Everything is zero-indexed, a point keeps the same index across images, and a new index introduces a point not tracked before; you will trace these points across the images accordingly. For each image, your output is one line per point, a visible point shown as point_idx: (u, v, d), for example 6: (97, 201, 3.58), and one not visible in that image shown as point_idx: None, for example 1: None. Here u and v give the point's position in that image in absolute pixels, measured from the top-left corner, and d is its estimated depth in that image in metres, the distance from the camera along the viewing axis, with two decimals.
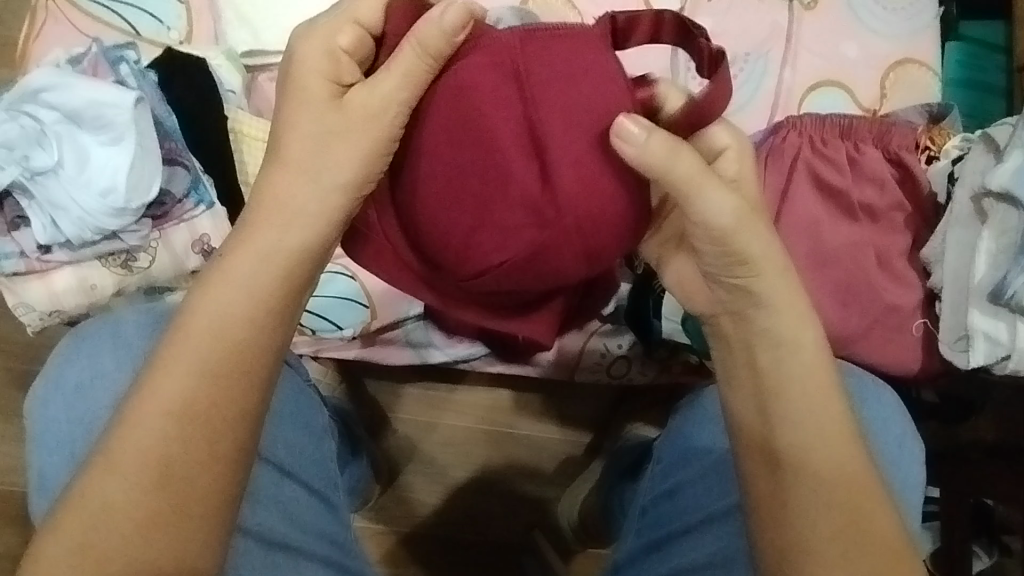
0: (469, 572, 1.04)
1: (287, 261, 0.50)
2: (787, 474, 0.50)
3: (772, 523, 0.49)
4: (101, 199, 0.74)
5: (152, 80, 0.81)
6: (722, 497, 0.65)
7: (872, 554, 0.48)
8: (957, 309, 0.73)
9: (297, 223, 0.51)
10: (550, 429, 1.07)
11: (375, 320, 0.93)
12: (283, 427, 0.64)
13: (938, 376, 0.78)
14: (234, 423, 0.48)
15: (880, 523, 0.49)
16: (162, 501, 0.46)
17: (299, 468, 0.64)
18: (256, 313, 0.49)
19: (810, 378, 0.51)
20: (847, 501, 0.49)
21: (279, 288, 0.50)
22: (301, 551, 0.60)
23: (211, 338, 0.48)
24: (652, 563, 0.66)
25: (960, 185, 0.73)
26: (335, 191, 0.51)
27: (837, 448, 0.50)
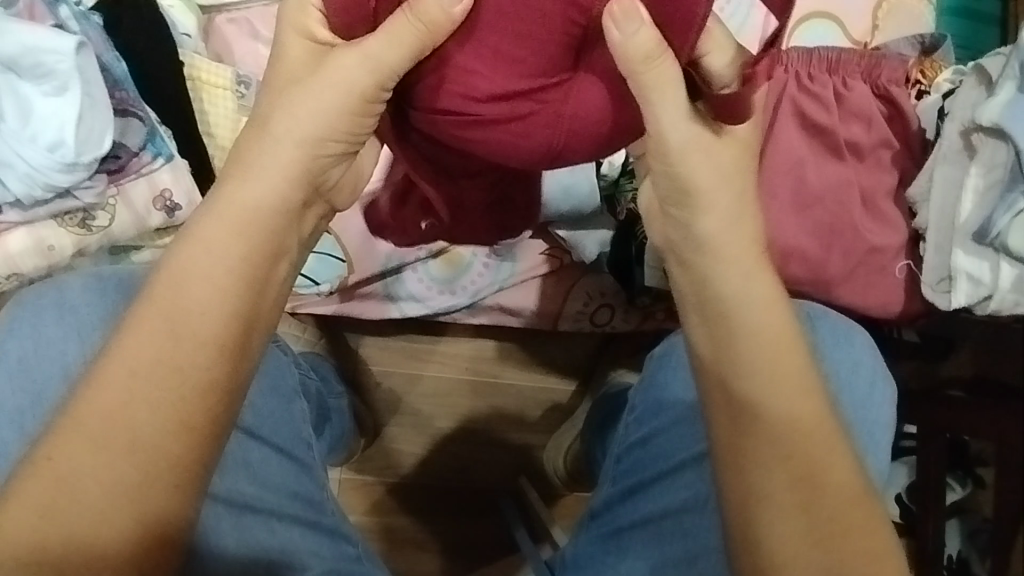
0: (456, 518, 1.06)
1: (251, 219, 0.48)
2: (746, 419, 0.49)
3: (733, 470, 0.48)
4: (50, 154, 0.70)
5: (96, 22, 0.76)
6: (693, 444, 0.65)
7: (830, 501, 0.47)
8: (941, 249, 0.71)
9: (265, 181, 0.49)
10: (534, 377, 1.07)
11: (353, 274, 0.92)
12: (259, 395, 0.64)
13: (920, 317, 0.77)
14: (202, 389, 0.45)
15: (837, 468, 0.48)
16: (128, 471, 0.44)
17: (271, 432, 0.64)
18: (226, 273, 0.47)
19: (762, 324, 0.50)
20: (801, 445, 0.48)
21: (257, 245, 0.48)
22: (272, 513, 0.61)
23: (175, 299, 0.46)
24: (625, 508, 0.66)
25: (950, 120, 0.71)
26: (299, 148, 0.50)
27: (795, 395, 0.49)
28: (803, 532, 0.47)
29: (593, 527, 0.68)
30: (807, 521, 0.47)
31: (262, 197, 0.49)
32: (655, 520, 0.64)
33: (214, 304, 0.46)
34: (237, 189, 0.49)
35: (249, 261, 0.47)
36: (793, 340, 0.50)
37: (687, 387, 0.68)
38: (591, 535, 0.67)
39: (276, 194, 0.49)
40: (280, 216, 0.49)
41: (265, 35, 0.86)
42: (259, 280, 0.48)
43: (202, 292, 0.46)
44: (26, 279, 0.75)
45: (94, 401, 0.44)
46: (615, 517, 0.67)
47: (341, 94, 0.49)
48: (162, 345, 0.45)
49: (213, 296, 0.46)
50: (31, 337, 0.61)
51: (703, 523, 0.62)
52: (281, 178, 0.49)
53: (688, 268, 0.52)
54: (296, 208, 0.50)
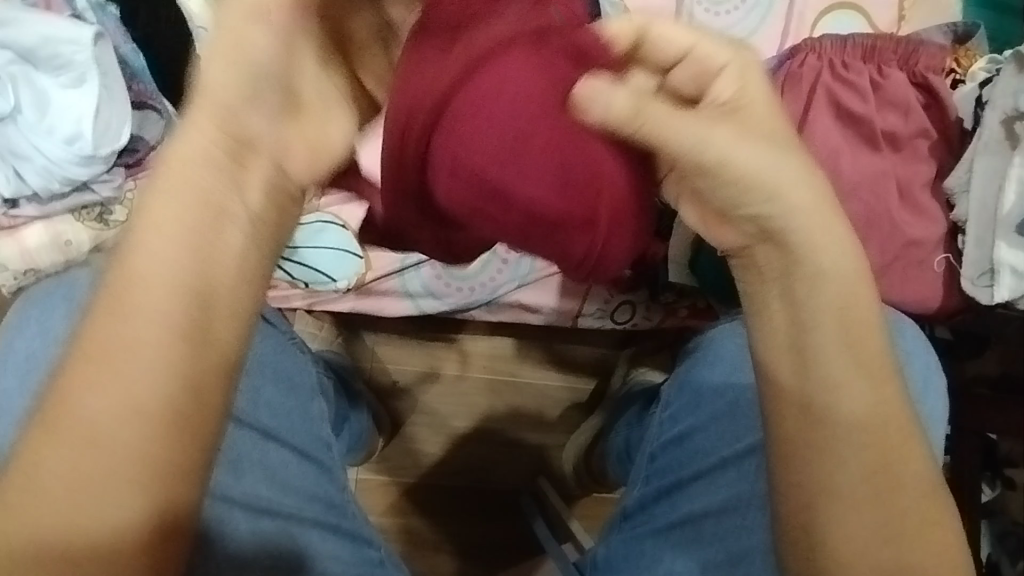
0: (476, 519, 1.04)
1: (185, 181, 0.39)
2: (820, 418, 0.46)
3: (797, 469, 0.47)
4: (68, 147, 0.69)
5: (114, 14, 0.74)
6: (734, 441, 0.63)
7: (903, 495, 0.47)
8: (983, 242, 0.69)
9: (187, 149, 0.38)
10: (554, 376, 1.05)
11: (370, 272, 0.91)
12: (271, 396, 0.62)
13: (957, 313, 0.75)
14: (183, 396, 0.40)
15: (911, 465, 0.47)
16: (100, 478, 0.39)
17: (288, 433, 0.62)
18: (165, 260, 0.39)
19: (852, 310, 0.46)
20: (876, 444, 0.47)
21: (194, 220, 0.39)
22: (292, 516, 0.59)
23: (123, 304, 0.39)
24: (661, 509, 0.64)
25: (991, 108, 0.68)
26: (225, 97, 0.38)
27: (873, 385, 0.47)
28: (872, 527, 0.46)
29: (625, 527, 0.66)
30: (878, 515, 0.46)
31: (190, 158, 0.39)
32: (693, 521, 0.62)
33: (163, 281, 0.40)
34: (157, 157, 0.39)
35: (191, 227, 0.40)
36: (876, 333, 0.47)
37: (725, 382, 0.66)
38: (622, 533, 0.66)
39: (206, 142, 0.39)
40: (213, 175, 0.39)
41: None
42: (207, 254, 0.40)
43: (147, 269, 0.40)
44: (43, 275, 0.74)
45: (63, 404, 0.39)
46: (650, 518, 0.65)
47: (282, 31, 0.39)
48: (118, 353, 0.39)
49: (158, 289, 0.39)
50: (50, 331, 0.59)
51: (750, 524, 0.60)
52: (207, 140, 0.39)
53: (777, 246, 0.46)
54: (231, 165, 0.40)
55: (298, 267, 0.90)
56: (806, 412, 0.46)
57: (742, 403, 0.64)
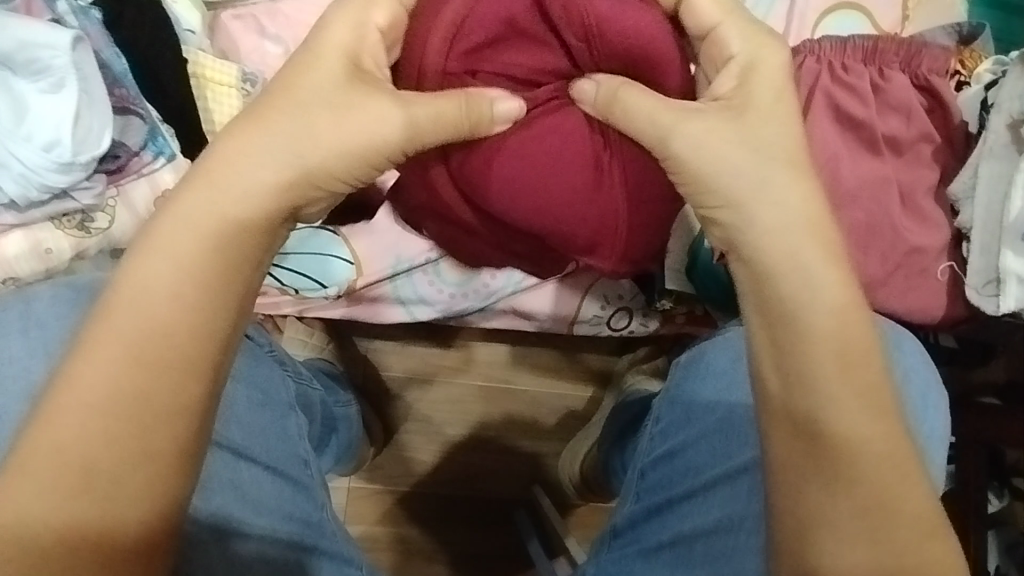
0: (469, 529, 1.02)
1: (217, 239, 0.45)
2: (814, 440, 0.46)
3: (791, 493, 0.46)
4: (46, 153, 0.67)
5: (96, 17, 0.73)
6: (728, 458, 0.61)
7: (904, 527, 0.46)
8: (988, 251, 0.67)
9: (237, 205, 0.46)
10: (549, 383, 1.03)
11: (360, 277, 0.88)
12: (242, 412, 0.60)
13: (962, 322, 0.72)
14: (175, 417, 0.43)
15: (913, 500, 0.46)
16: (89, 510, 0.41)
17: (259, 451, 0.60)
18: (189, 293, 0.44)
19: (837, 322, 0.47)
20: (874, 478, 0.46)
21: (228, 266, 0.45)
22: (264, 536, 0.57)
23: (140, 330, 0.43)
24: (651, 528, 0.63)
25: (996, 112, 0.66)
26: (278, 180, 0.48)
27: (869, 412, 0.46)
28: (868, 560, 0.45)
29: (615, 546, 0.64)
30: (878, 548, 0.45)
31: (215, 218, 0.46)
32: (683, 542, 0.60)
33: (179, 326, 0.43)
34: (211, 197, 0.46)
35: (225, 280, 0.45)
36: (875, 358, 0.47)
37: (720, 396, 0.64)
38: (611, 553, 0.64)
39: (262, 209, 0.47)
40: (262, 234, 0.47)
41: (272, 32, 0.82)
42: (233, 297, 0.45)
43: (165, 315, 0.43)
44: (23, 283, 0.73)
45: (51, 437, 0.41)
46: (640, 537, 0.63)
47: (337, 115, 0.50)
48: (122, 373, 0.42)
49: (176, 318, 0.43)
50: (25, 341, 0.58)
51: (741, 545, 0.58)
52: (237, 202, 0.46)
53: (746, 261, 0.49)
54: (274, 227, 0.48)
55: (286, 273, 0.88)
56: (800, 436, 0.46)
57: (733, 417, 0.62)
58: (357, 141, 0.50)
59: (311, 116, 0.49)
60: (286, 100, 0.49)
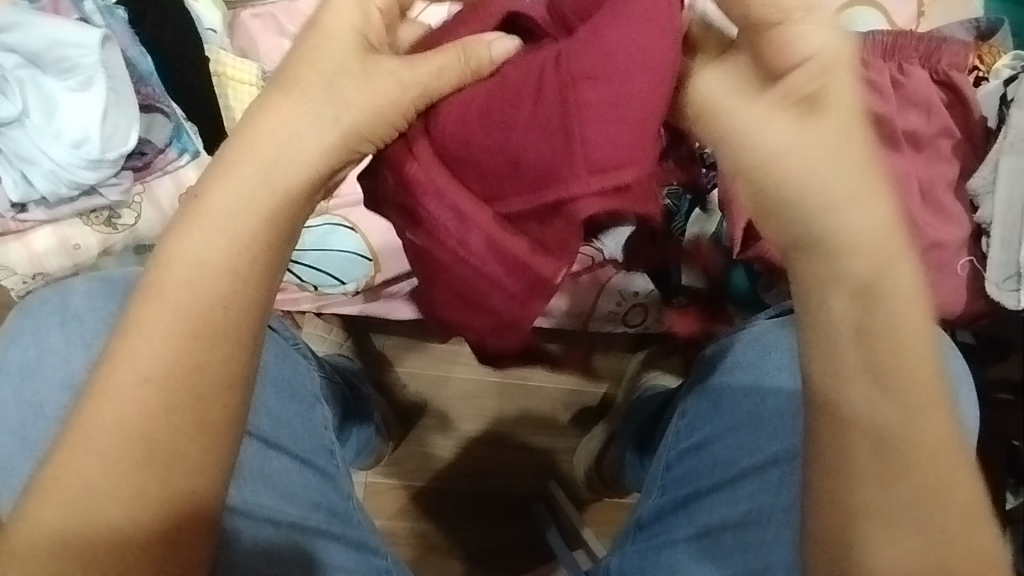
0: (485, 524, 1.03)
1: (250, 209, 0.43)
2: (865, 435, 0.43)
3: (834, 483, 0.43)
4: (75, 150, 0.68)
5: (121, 16, 0.75)
6: (757, 450, 0.62)
7: (949, 519, 0.43)
8: (1009, 245, 0.67)
9: (282, 169, 0.44)
10: (564, 379, 1.04)
11: (379, 273, 0.89)
12: (275, 402, 0.62)
13: (982, 317, 0.73)
14: (220, 388, 0.41)
15: (958, 492, 0.44)
16: (151, 487, 0.40)
17: (290, 441, 0.61)
18: (237, 262, 0.42)
19: (904, 319, 0.43)
20: (918, 468, 0.43)
21: (272, 229, 0.43)
22: (297, 525, 0.58)
23: (188, 295, 0.41)
24: (678, 520, 0.63)
25: (1017, 107, 0.67)
26: (318, 142, 0.45)
27: (922, 407, 0.43)
28: (914, 552, 0.43)
29: (641, 537, 0.65)
30: (920, 542, 0.43)
31: (252, 185, 0.43)
32: (711, 534, 0.61)
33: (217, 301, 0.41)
34: (250, 153, 0.44)
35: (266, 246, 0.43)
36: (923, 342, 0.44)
37: (749, 389, 0.64)
38: (637, 544, 0.64)
39: (302, 169, 0.45)
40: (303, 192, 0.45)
41: (290, 30, 0.83)
42: (270, 264, 0.43)
43: (211, 289, 0.41)
44: (53, 280, 0.74)
45: (107, 420, 0.40)
46: (667, 529, 0.63)
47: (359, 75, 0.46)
48: (180, 344, 0.41)
49: (220, 284, 0.41)
50: (55, 336, 0.59)
51: (771, 537, 0.58)
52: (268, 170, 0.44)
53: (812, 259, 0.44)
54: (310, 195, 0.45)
55: (304, 269, 0.89)
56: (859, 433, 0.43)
57: (765, 406, 0.63)
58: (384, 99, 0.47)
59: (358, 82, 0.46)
60: (325, 79, 0.46)
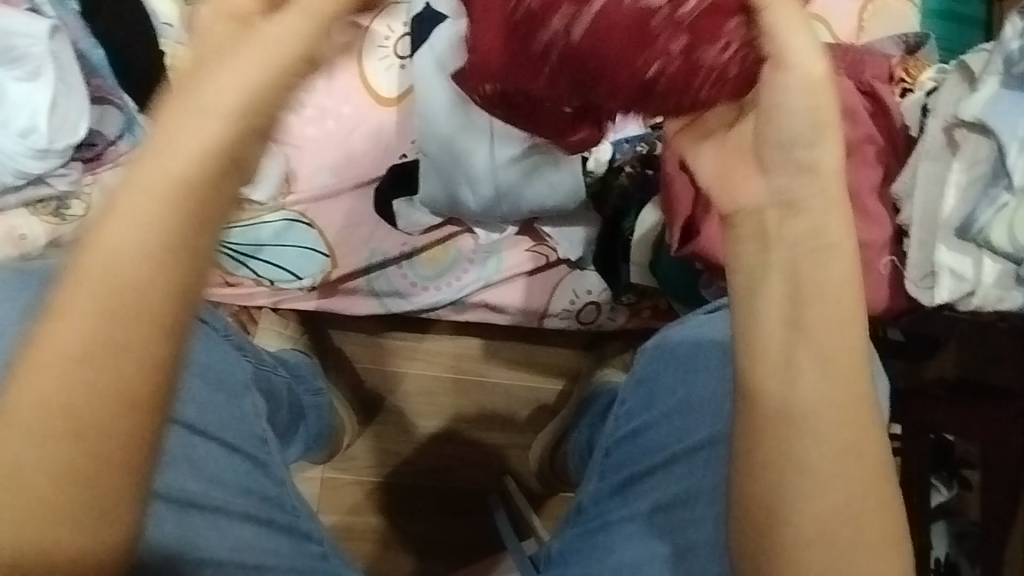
0: (441, 518, 1.04)
1: (187, 191, 0.37)
2: (802, 430, 0.46)
3: (766, 467, 0.47)
4: (22, 140, 0.69)
5: (73, 9, 0.75)
6: (695, 433, 0.65)
7: (870, 500, 0.48)
8: (925, 245, 0.71)
9: (178, 158, 0.37)
10: (520, 376, 1.06)
11: (336, 269, 0.91)
12: (196, 386, 0.62)
13: (903, 314, 0.77)
14: (149, 377, 0.38)
15: (877, 463, 0.48)
16: (66, 468, 0.38)
17: (216, 427, 0.62)
18: (149, 246, 0.37)
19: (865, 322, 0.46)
20: (862, 461, 0.47)
21: (185, 215, 0.38)
22: (218, 509, 0.59)
23: (104, 304, 0.37)
24: (615, 503, 0.67)
25: (932, 116, 0.72)
26: (218, 107, 0.37)
27: (855, 407, 0.46)
28: (837, 528, 0.47)
29: (579, 521, 0.69)
30: (850, 524, 0.47)
31: (202, 142, 0.38)
32: (648, 515, 0.64)
33: (138, 303, 0.37)
34: (169, 131, 0.37)
35: (181, 236, 0.38)
36: (868, 344, 0.47)
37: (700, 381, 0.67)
38: (576, 527, 0.68)
39: (203, 148, 0.37)
40: (206, 183, 0.38)
41: None
42: (188, 253, 0.38)
43: (132, 291, 0.37)
44: None
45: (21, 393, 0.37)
46: (603, 512, 0.67)
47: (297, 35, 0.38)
48: (100, 331, 0.37)
49: (140, 271, 0.37)
50: None
51: (698, 517, 0.61)
52: (210, 151, 0.37)
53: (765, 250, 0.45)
54: (222, 172, 0.38)
55: (261, 265, 0.91)
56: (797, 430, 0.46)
57: (695, 397, 0.66)
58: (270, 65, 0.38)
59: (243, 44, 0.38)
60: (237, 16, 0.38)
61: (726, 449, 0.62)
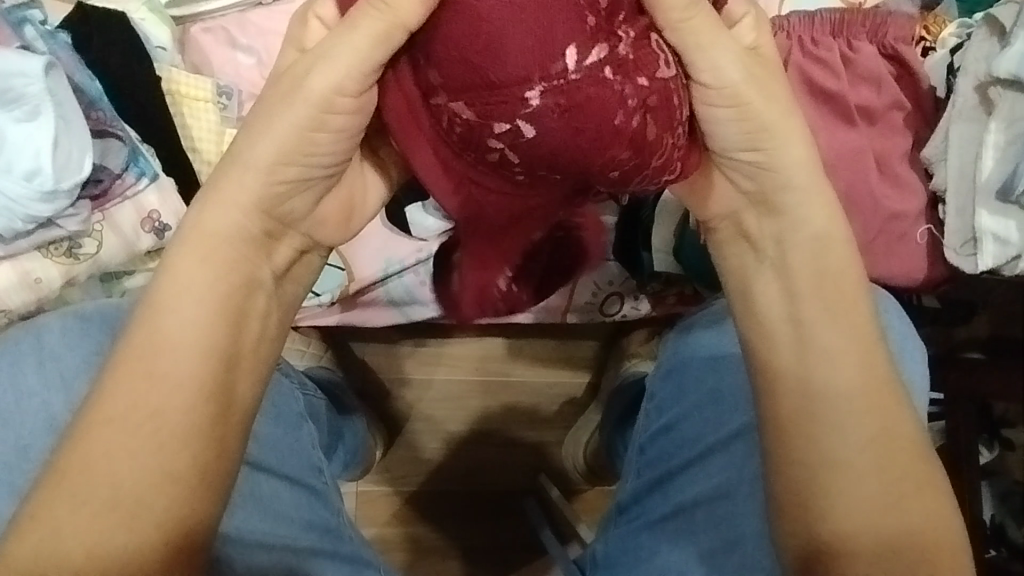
0: (480, 522, 1.03)
1: (217, 247, 0.47)
2: (811, 403, 0.48)
3: (786, 443, 0.48)
4: (28, 182, 0.67)
5: (65, 41, 0.73)
6: (729, 419, 0.63)
7: (902, 463, 0.48)
8: (964, 212, 0.69)
9: (215, 243, 0.47)
10: (548, 373, 1.04)
11: (353, 282, 0.89)
12: (265, 425, 0.62)
13: (943, 282, 0.74)
14: (190, 432, 0.44)
15: (906, 427, 0.48)
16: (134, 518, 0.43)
17: (279, 462, 0.61)
18: (195, 314, 0.46)
19: (839, 278, 0.50)
20: (882, 422, 0.48)
21: (225, 282, 0.47)
22: (288, 547, 0.58)
23: (150, 373, 0.45)
24: (655, 500, 0.65)
25: (962, 75, 0.69)
26: (256, 171, 0.48)
27: (860, 365, 0.48)
28: (875, 499, 0.47)
29: (622, 521, 0.66)
30: (889, 490, 0.47)
31: (250, 207, 0.48)
32: (686, 510, 0.62)
33: (177, 370, 0.45)
34: (199, 219, 0.48)
35: (222, 302, 0.47)
36: (860, 305, 0.49)
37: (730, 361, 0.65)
38: (619, 528, 0.66)
39: (238, 225, 0.48)
40: (244, 248, 0.48)
41: (243, 43, 0.81)
42: (232, 313, 0.47)
43: (171, 362, 0.45)
44: (15, 315, 0.72)
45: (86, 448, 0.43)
46: (644, 511, 0.65)
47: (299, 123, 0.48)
48: (145, 394, 0.44)
49: (186, 336, 0.45)
50: (22, 373, 0.59)
51: (741, 507, 0.60)
52: (248, 221, 0.48)
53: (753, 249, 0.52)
54: (258, 237, 0.49)
55: None
56: (803, 405, 0.48)
57: (723, 381, 0.65)
58: (298, 123, 0.48)
59: (274, 113, 0.48)
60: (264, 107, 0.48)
61: (756, 434, 0.61)
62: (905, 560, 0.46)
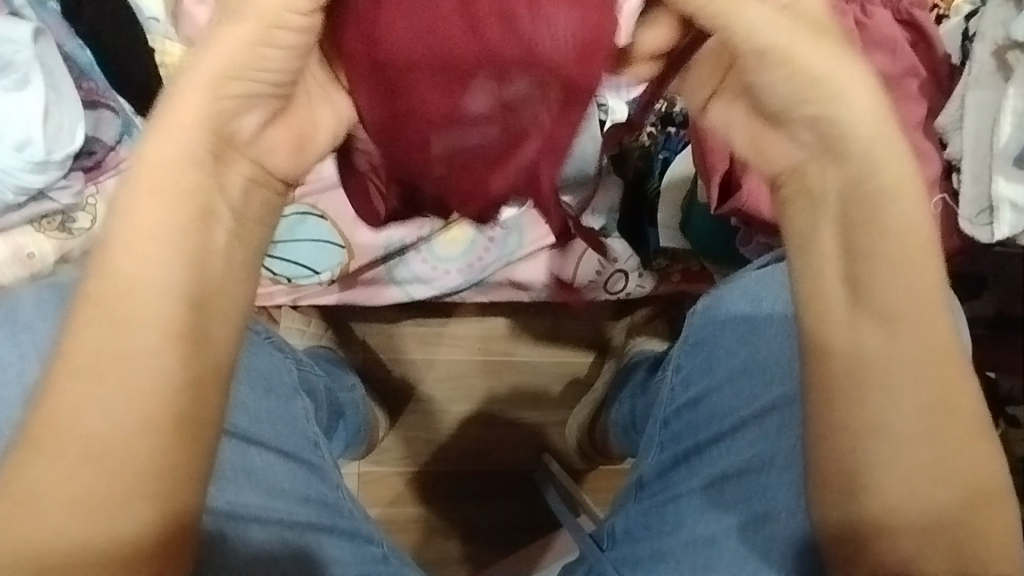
0: (483, 501, 1.02)
1: (169, 177, 0.41)
2: (859, 373, 0.46)
3: (826, 413, 0.46)
4: (18, 153, 0.65)
5: (54, 9, 0.71)
6: (766, 392, 0.62)
7: (951, 436, 0.46)
8: (979, 180, 0.67)
9: (161, 148, 0.41)
10: (550, 351, 1.03)
11: (353, 260, 0.87)
12: (253, 396, 0.61)
13: (956, 254, 0.74)
14: (189, 391, 0.42)
15: (963, 400, 0.46)
16: (122, 490, 0.41)
17: (270, 436, 0.60)
18: (150, 246, 0.41)
19: (909, 231, 0.45)
20: (933, 394, 0.46)
21: (184, 204, 0.42)
22: (282, 520, 0.57)
23: (119, 322, 0.41)
24: (681, 474, 0.64)
25: (979, 41, 0.67)
26: (205, 88, 0.41)
27: (923, 336, 0.45)
28: (915, 473, 0.46)
29: (643, 497, 0.65)
30: (930, 466, 0.46)
31: (193, 127, 0.42)
32: (715, 485, 0.62)
33: (149, 319, 0.41)
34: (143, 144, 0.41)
35: (184, 228, 0.41)
36: (929, 267, 0.45)
37: (773, 340, 0.64)
38: (640, 504, 0.65)
39: (189, 145, 0.41)
40: (199, 171, 0.42)
41: None
42: (194, 242, 0.42)
43: (141, 311, 0.41)
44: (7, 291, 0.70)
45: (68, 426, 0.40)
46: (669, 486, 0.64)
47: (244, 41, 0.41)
48: (114, 343, 0.41)
49: (155, 274, 0.41)
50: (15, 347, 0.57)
51: (774, 482, 0.59)
52: (191, 130, 0.41)
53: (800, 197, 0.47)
54: (208, 158, 0.42)
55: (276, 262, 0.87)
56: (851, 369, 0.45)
57: (765, 352, 0.64)
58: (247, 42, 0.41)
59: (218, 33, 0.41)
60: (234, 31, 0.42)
61: (801, 405, 0.60)
62: (947, 537, 0.46)
